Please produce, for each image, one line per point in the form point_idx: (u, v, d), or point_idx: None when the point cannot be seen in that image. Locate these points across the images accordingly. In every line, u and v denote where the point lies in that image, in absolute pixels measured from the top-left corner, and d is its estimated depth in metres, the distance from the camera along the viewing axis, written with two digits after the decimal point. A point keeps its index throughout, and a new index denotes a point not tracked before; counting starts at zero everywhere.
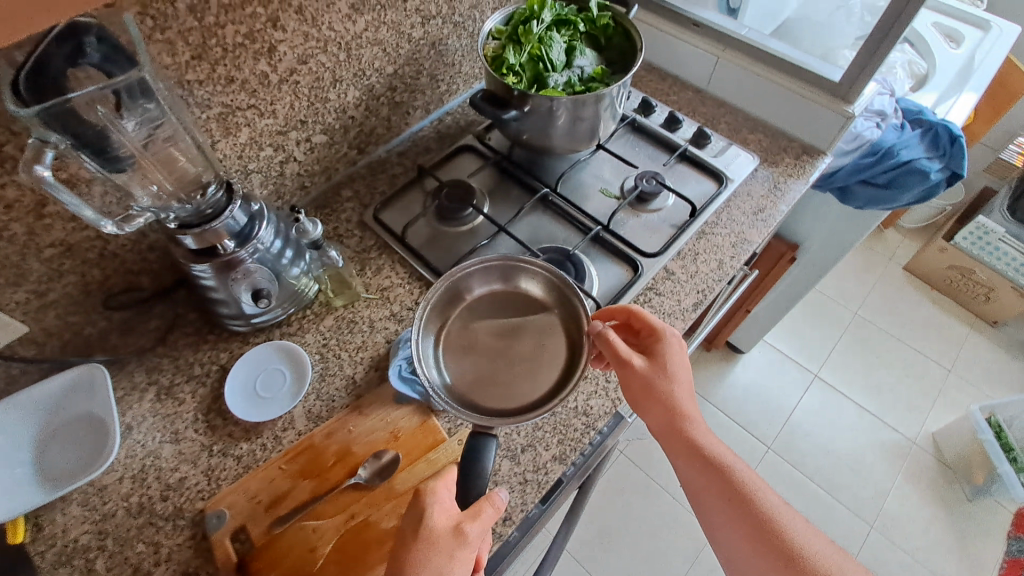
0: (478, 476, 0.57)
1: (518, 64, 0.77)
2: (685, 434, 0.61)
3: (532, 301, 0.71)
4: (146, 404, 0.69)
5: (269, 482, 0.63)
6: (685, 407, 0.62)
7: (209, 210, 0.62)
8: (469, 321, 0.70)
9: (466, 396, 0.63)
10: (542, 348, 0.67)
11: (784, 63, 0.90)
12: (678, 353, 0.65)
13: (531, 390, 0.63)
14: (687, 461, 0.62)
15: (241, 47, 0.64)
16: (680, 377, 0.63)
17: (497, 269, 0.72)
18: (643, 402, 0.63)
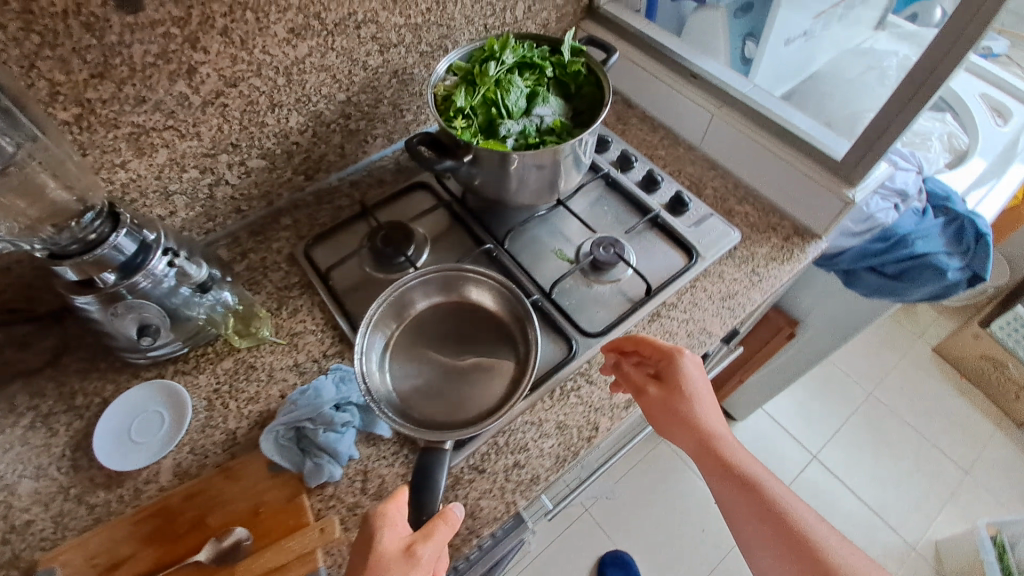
0: (432, 491, 0.55)
1: (469, 106, 0.69)
2: (712, 453, 0.61)
3: (480, 309, 0.72)
4: (18, 430, 0.64)
5: (111, 542, 0.57)
6: (710, 424, 0.62)
7: (95, 234, 0.57)
8: (419, 332, 0.70)
9: (414, 408, 0.64)
10: (490, 354, 0.68)
11: (785, 130, 0.78)
12: (696, 372, 0.64)
13: (483, 398, 0.64)
14: (718, 481, 0.61)
15: (152, 68, 0.59)
16: (701, 397, 0.63)
17: (439, 280, 0.72)
18: (666, 423, 0.64)
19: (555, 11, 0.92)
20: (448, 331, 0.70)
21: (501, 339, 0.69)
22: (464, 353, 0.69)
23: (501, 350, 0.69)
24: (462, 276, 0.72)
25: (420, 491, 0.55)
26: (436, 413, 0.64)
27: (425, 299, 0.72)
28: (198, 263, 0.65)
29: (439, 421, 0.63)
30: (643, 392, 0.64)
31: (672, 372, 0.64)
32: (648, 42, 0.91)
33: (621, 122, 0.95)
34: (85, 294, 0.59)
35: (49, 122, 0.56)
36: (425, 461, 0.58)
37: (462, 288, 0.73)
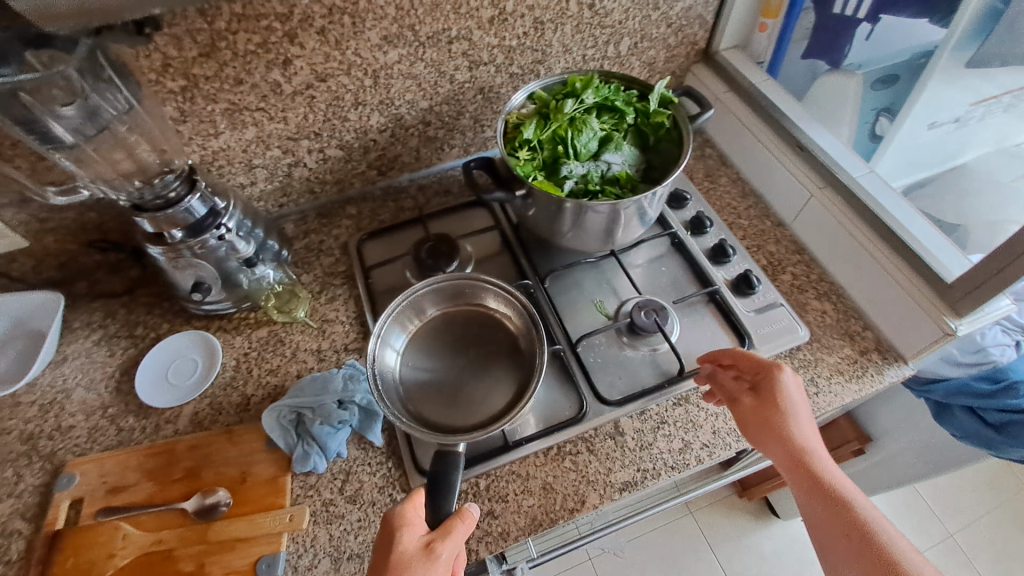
0: (447, 492, 0.53)
1: (536, 139, 0.68)
2: (808, 471, 0.55)
3: (495, 320, 0.71)
4: (88, 344, 0.74)
5: (123, 467, 0.64)
6: (809, 443, 0.57)
7: (174, 193, 0.64)
8: (432, 333, 0.70)
9: (420, 407, 0.64)
10: (499, 364, 0.68)
11: (891, 231, 0.68)
12: (798, 391, 0.59)
13: (490, 406, 0.64)
14: (812, 502, 0.55)
15: (252, 55, 0.64)
16: (801, 415, 0.58)
17: (453, 288, 0.71)
18: (760, 438, 0.58)
19: (664, 50, 0.88)
20: (462, 337, 0.70)
21: (513, 352, 0.68)
22: (475, 360, 0.68)
23: (510, 363, 0.68)
24: (479, 286, 0.71)
25: (435, 494, 0.53)
26: (443, 415, 0.64)
27: (440, 304, 0.72)
28: (248, 239, 0.71)
29: (446, 423, 0.63)
30: (736, 401, 0.61)
31: (770, 386, 0.59)
32: (762, 101, 0.84)
33: (709, 178, 0.88)
34: (156, 245, 0.66)
35: (159, 88, 0.63)
36: (441, 465, 0.54)
37: (478, 297, 0.72)
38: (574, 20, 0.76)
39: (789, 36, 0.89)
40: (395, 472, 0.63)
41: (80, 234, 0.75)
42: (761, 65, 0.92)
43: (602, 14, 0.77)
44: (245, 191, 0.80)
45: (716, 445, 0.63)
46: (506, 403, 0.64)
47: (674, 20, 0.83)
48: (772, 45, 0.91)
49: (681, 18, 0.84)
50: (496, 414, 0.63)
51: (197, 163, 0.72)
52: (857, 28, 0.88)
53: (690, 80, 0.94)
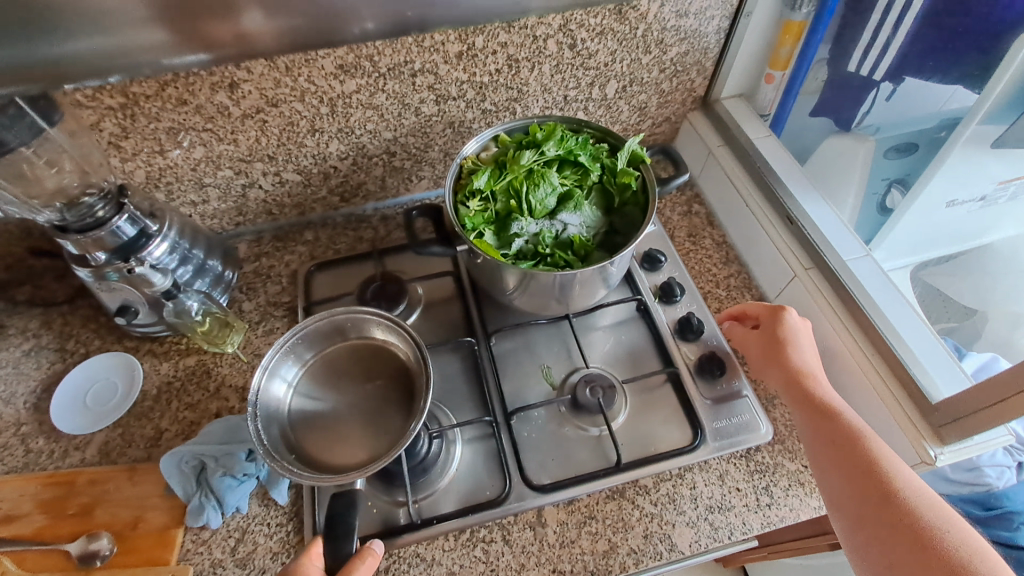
0: (347, 534, 0.48)
1: (489, 190, 0.62)
2: (805, 389, 0.59)
3: (385, 353, 0.64)
4: (16, 353, 0.72)
5: (18, 495, 0.60)
6: (810, 366, 0.61)
7: (100, 214, 0.61)
8: (314, 370, 0.63)
9: (307, 448, 0.57)
10: (393, 399, 0.61)
11: (875, 332, 0.62)
12: (804, 328, 0.63)
13: (387, 442, 0.58)
14: (806, 415, 0.58)
15: (196, 76, 0.60)
16: (804, 345, 0.62)
17: (333, 326, 0.63)
18: (763, 365, 0.64)
19: (657, 96, 0.80)
20: (353, 372, 0.63)
21: (406, 381, 0.62)
22: (369, 395, 0.62)
23: (405, 398, 0.61)
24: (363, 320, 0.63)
25: (334, 538, 0.48)
26: (333, 455, 0.57)
27: (318, 344, 0.63)
28: (167, 271, 0.65)
29: (339, 459, 0.57)
30: (744, 333, 0.66)
31: (775, 322, 0.64)
32: (758, 164, 0.77)
33: (692, 239, 0.80)
34: (80, 267, 0.63)
35: (96, 104, 0.60)
36: (339, 506, 0.50)
37: (363, 332, 0.64)
38: (553, 59, 0.71)
39: (796, 90, 0.83)
40: (295, 537, 0.59)
41: (20, 239, 0.73)
42: (766, 118, 0.85)
43: (585, 55, 0.71)
44: (197, 209, 0.75)
45: (644, 553, 0.57)
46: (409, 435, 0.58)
47: (669, 65, 0.76)
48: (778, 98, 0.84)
49: (676, 63, 0.76)
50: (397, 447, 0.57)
51: (141, 179, 0.69)
52: (873, 90, 0.81)
53: (686, 127, 0.86)
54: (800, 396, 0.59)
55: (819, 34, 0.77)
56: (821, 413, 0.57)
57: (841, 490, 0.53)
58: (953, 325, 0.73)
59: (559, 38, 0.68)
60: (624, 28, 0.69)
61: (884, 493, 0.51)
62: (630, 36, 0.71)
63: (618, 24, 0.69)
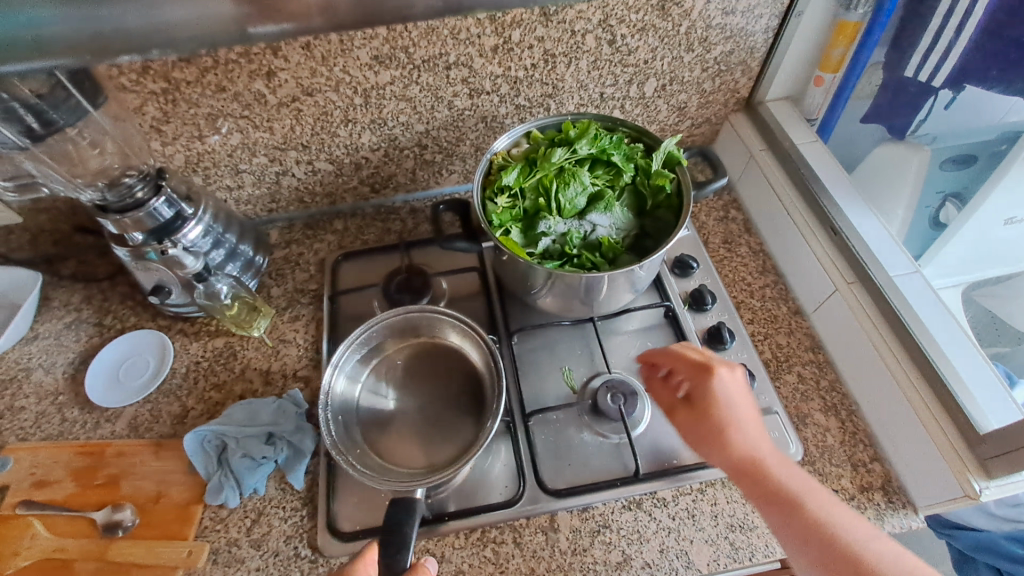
0: (401, 547, 0.47)
1: (518, 187, 0.61)
2: (758, 481, 0.49)
3: (455, 357, 0.66)
4: (58, 326, 0.75)
5: (52, 461, 0.63)
6: (752, 444, 0.51)
7: (140, 195, 0.63)
8: (387, 366, 0.66)
9: (371, 442, 0.60)
10: (458, 404, 0.63)
11: (921, 354, 0.58)
12: (735, 392, 0.54)
13: (447, 447, 0.60)
14: (767, 511, 0.48)
15: (235, 63, 0.61)
16: (741, 419, 0.52)
17: (408, 323, 0.67)
18: (703, 450, 0.53)
19: (698, 96, 0.77)
20: (422, 373, 0.66)
21: (474, 386, 0.64)
22: (434, 397, 0.64)
23: (469, 405, 0.63)
24: (438, 321, 0.66)
25: (388, 547, 0.48)
26: (394, 453, 0.60)
27: (394, 339, 0.67)
28: (200, 254, 0.67)
29: (400, 459, 0.59)
30: (672, 409, 0.56)
31: (706, 389, 0.54)
32: (802, 170, 0.74)
33: (726, 245, 0.77)
34: (119, 246, 0.65)
35: (140, 89, 0.62)
36: (398, 513, 0.50)
37: (437, 333, 0.67)
38: (591, 55, 0.69)
39: (847, 94, 0.79)
40: (308, 523, 0.59)
41: (67, 216, 0.76)
42: (813, 123, 0.81)
43: (625, 52, 0.69)
44: (232, 194, 0.77)
45: (658, 568, 0.55)
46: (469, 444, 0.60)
47: (711, 64, 0.73)
48: (827, 103, 0.80)
49: (720, 63, 0.73)
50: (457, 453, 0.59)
51: (180, 163, 0.71)
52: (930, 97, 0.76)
53: (727, 130, 0.83)
54: (753, 486, 0.49)
55: (875, 36, 0.73)
56: (782, 505, 0.48)
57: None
58: (1005, 350, 0.68)
59: (598, 33, 0.66)
60: (666, 25, 0.67)
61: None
62: (673, 33, 0.68)
63: (661, 20, 0.66)
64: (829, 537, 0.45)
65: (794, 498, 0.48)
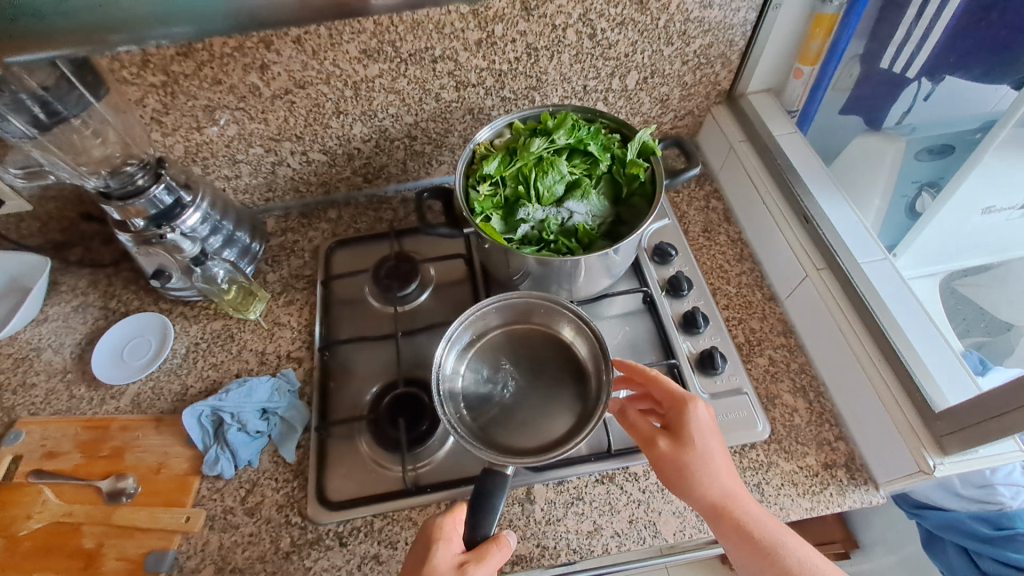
0: (487, 514, 0.49)
1: (499, 175, 0.64)
2: (733, 524, 0.52)
3: (565, 351, 0.66)
4: (67, 308, 0.79)
5: (61, 434, 0.67)
6: (723, 486, 0.52)
7: (140, 183, 0.66)
8: (499, 345, 0.66)
9: (470, 415, 0.61)
10: (559, 393, 0.63)
11: (883, 336, 0.60)
12: (710, 430, 0.54)
13: (540, 433, 0.60)
14: (736, 547, 0.52)
15: (229, 57, 0.64)
16: (715, 460, 0.53)
17: (527, 306, 0.66)
18: (677, 488, 0.53)
19: (680, 88, 0.80)
20: (527, 357, 0.66)
21: (575, 382, 0.63)
22: (536, 383, 0.64)
23: (574, 396, 0.62)
24: (555, 310, 0.66)
25: (476, 511, 0.50)
26: (491, 429, 0.60)
27: (507, 318, 0.67)
28: (197, 239, 0.70)
29: (496, 439, 0.59)
30: (651, 445, 0.54)
31: (682, 427, 0.54)
32: (779, 161, 0.76)
33: (706, 234, 0.79)
34: (122, 232, 0.68)
35: (140, 81, 0.65)
36: (486, 487, 0.51)
37: (552, 322, 0.67)
38: (572, 49, 0.71)
39: (825, 84, 0.81)
40: (298, 493, 0.63)
41: (75, 204, 0.80)
42: (793, 115, 0.84)
43: (605, 45, 0.71)
44: (230, 183, 0.80)
45: (627, 537, 0.58)
46: (562, 437, 0.59)
47: (692, 57, 0.75)
48: (806, 94, 0.82)
49: (700, 56, 0.75)
50: (547, 443, 0.59)
51: (180, 153, 0.74)
52: (906, 87, 0.80)
53: (709, 122, 0.85)
54: (729, 528, 0.51)
55: (850, 28, 0.75)
56: (755, 545, 0.51)
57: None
58: (984, 339, 0.70)
59: (579, 27, 0.69)
60: (645, 19, 0.69)
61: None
62: (652, 27, 0.70)
63: (639, 15, 0.68)
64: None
65: (767, 540, 0.51)
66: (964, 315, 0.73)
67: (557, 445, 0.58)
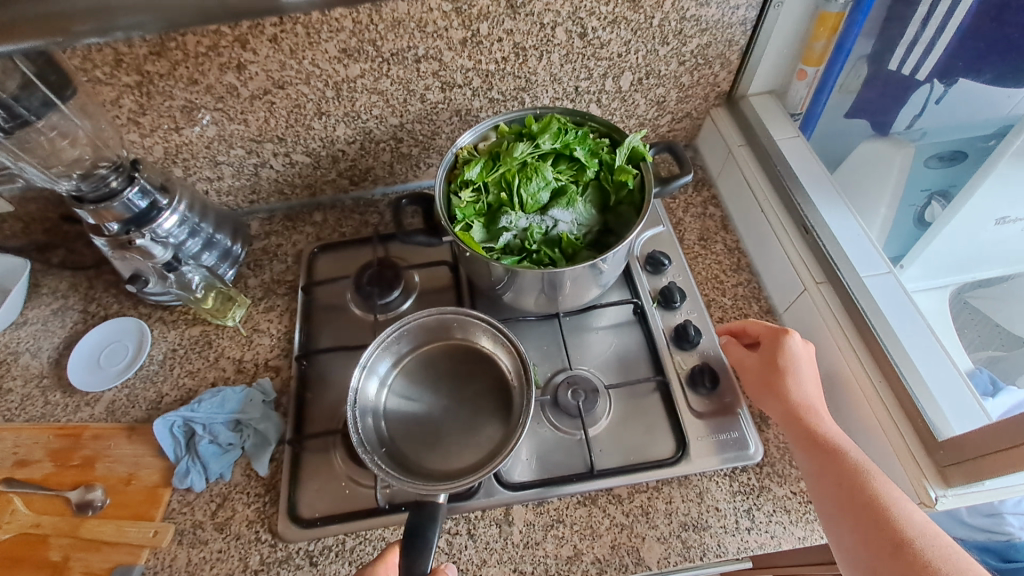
0: (422, 552, 0.47)
1: (481, 181, 0.61)
2: (806, 427, 0.55)
3: (487, 361, 0.65)
4: (46, 312, 0.78)
5: (33, 442, 0.65)
6: (809, 398, 0.56)
7: (113, 185, 0.64)
8: (416, 367, 0.66)
9: (398, 446, 0.60)
10: (484, 405, 0.63)
11: (885, 357, 0.57)
12: (807, 356, 0.59)
13: (470, 452, 0.59)
14: (803, 451, 0.54)
15: (204, 57, 0.62)
16: (805, 375, 0.58)
17: (440, 323, 0.66)
18: (762, 397, 0.59)
19: (676, 89, 0.76)
20: (451, 375, 0.65)
21: (501, 390, 0.63)
22: (461, 399, 0.63)
23: (500, 409, 0.62)
24: (469, 322, 0.66)
25: (410, 550, 0.47)
26: (421, 456, 0.59)
27: (418, 340, 0.67)
28: (173, 244, 0.69)
29: (430, 467, 0.59)
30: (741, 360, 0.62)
31: (773, 346, 0.60)
32: (779, 168, 0.72)
33: (702, 242, 0.75)
34: (97, 236, 0.66)
35: (115, 81, 0.63)
36: (419, 520, 0.49)
37: (468, 335, 0.67)
38: (562, 48, 0.68)
39: (830, 86, 0.78)
40: (270, 508, 0.61)
41: (55, 206, 0.78)
42: (796, 118, 0.80)
43: (597, 45, 0.68)
44: (212, 185, 0.78)
45: (609, 564, 0.55)
46: (495, 447, 0.59)
47: (689, 57, 0.72)
48: (810, 96, 0.78)
49: (697, 56, 0.72)
50: (482, 458, 0.58)
51: (159, 155, 0.72)
52: (916, 90, 0.77)
53: (708, 125, 0.81)
54: (799, 430, 0.55)
55: (857, 26, 0.71)
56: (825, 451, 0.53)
57: (847, 534, 0.49)
58: (1000, 353, 0.67)
59: (568, 26, 0.66)
60: (639, 17, 0.66)
61: (895, 542, 0.47)
62: (645, 26, 0.67)
63: (632, 13, 0.65)
64: (864, 483, 0.50)
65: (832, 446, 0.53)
66: (973, 330, 0.69)
67: (490, 458, 0.58)
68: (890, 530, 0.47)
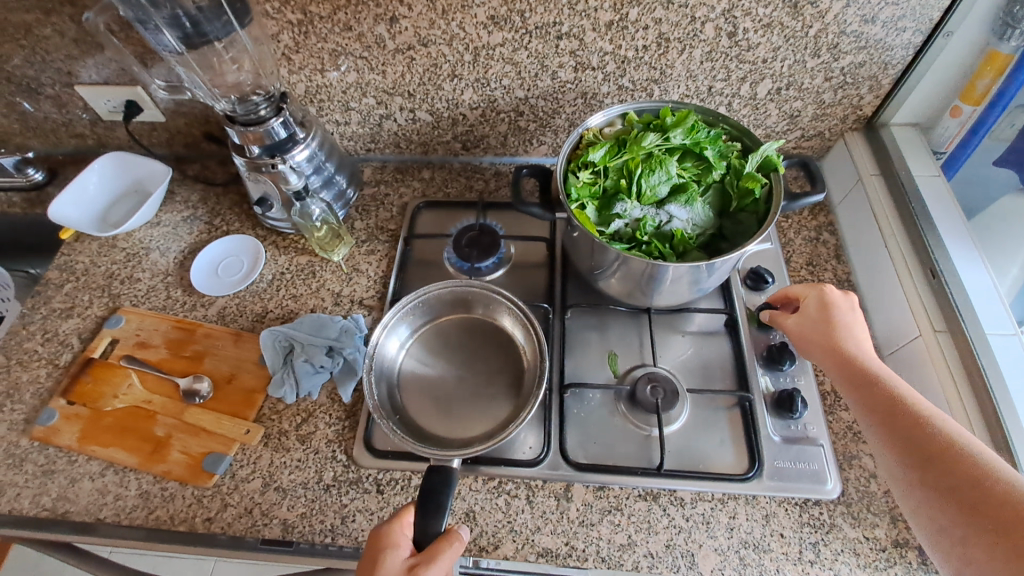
0: (437, 512, 0.50)
1: (603, 164, 0.62)
2: (844, 362, 0.57)
3: (505, 339, 0.68)
4: (177, 217, 0.86)
5: (154, 329, 0.73)
6: (846, 338, 0.58)
7: (263, 113, 0.69)
8: (432, 336, 0.69)
9: (410, 411, 0.63)
10: (494, 379, 0.65)
11: (999, 429, 0.54)
12: (844, 304, 0.60)
13: (480, 421, 0.62)
14: (844, 384, 0.57)
15: (364, 6, 0.66)
16: (844, 320, 0.59)
17: (462, 296, 0.69)
18: (803, 343, 0.61)
19: (815, 105, 0.73)
20: (462, 347, 0.68)
21: (513, 367, 0.66)
22: (473, 371, 0.66)
23: (512, 386, 0.64)
24: (492, 300, 0.69)
25: (426, 512, 0.50)
26: (432, 423, 0.62)
27: (436, 311, 0.70)
28: (302, 174, 0.74)
29: (441, 435, 0.61)
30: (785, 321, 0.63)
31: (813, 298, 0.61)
32: (912, 205, 0.69)
33: (810, 267, 0.72)
34: (238, 156, 0.72)
35: (280, 17, 0.68)
36: (434, 482, 0.52)
37: (490, 313, 0.69)
38: (707, 45, 0.67)
39: (986, 129, 0.72)
40: (348, 433, 0.65)
41: (201, 123, 0.86)
42: (938, 157, 0.75)
43: (744, 47, 0.66)
44: (339, 128, 0.83)
45: (660, 560, 0.55)
46: (505, 419, 0.62)
47: (837, 74, 0.69)
48: (961, 136, 0.73)
49: (847, 74, 0.69)
50: (493, 429, 0.61)
51: (300, 92, 0.77)
52: None
53: (839, 147, 0.77)
54: (837, 365, 0.57)
55: None
56: (862, 385, 0.55)
57: (887, 453, 0.52)
58: None
59: (719, 23, 0.64)
60: (796, 25, 0.64)
61: (926, 455, 0.49)
62: (800, 35, 0.65)
63: (790, 19, 0.63)
64: (897, 406, 0.52)
65: (867, 377, 0.55)
66: None
67: (498, 430, 0.61)
68: (920, 446, 0.49)
